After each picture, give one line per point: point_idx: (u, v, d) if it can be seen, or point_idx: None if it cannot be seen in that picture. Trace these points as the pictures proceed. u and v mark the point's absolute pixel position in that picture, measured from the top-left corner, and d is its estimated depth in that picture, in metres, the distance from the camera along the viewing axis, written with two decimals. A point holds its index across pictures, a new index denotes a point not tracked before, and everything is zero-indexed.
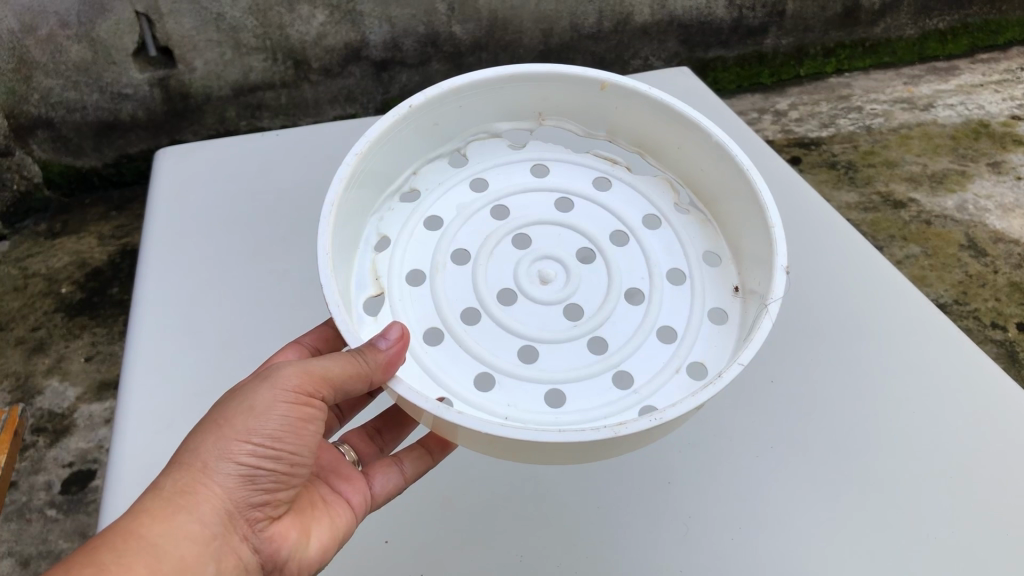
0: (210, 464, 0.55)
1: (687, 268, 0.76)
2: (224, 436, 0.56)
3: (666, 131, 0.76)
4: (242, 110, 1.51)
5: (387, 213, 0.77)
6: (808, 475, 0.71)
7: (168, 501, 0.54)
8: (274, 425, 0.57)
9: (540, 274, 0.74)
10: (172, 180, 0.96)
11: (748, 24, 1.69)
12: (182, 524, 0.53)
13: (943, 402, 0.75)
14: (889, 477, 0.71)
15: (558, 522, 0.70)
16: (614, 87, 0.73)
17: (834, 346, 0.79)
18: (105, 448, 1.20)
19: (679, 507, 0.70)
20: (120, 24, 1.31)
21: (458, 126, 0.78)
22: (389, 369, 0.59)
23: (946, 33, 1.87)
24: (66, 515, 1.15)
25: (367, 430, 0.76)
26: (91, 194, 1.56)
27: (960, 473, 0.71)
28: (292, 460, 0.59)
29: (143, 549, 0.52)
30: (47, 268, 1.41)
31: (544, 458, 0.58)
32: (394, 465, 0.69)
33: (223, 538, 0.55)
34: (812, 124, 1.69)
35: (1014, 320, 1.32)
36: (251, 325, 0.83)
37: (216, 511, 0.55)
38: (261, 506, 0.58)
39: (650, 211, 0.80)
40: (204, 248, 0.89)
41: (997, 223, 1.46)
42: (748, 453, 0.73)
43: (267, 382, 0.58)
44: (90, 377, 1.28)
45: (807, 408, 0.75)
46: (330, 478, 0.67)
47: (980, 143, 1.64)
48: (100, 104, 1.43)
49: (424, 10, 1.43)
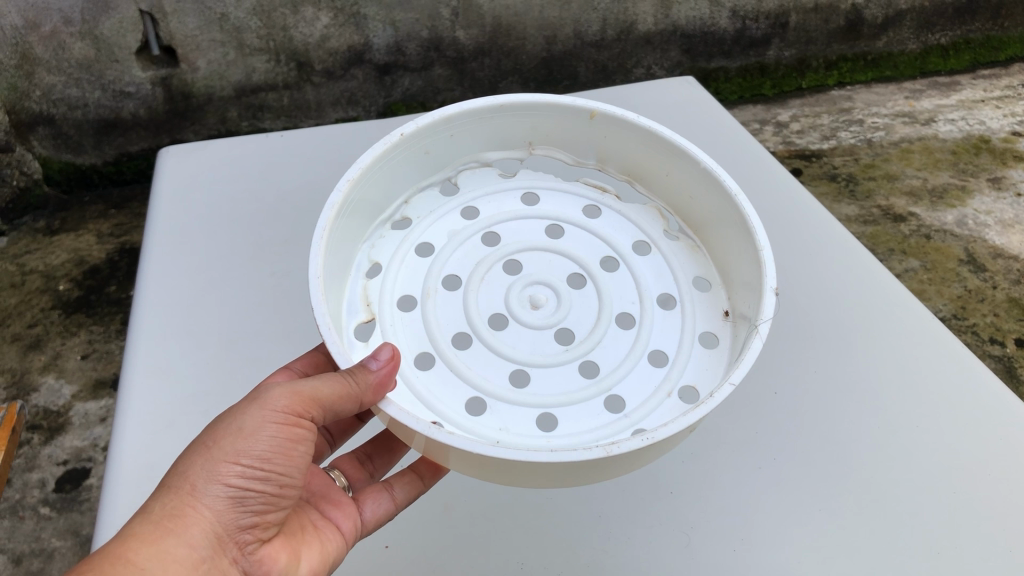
0: (199, 486, 0.55)
1: (678, 293, 0.75)
2: (213, 457, 0.55)
3: (655, 157, 0.76)
4: (244, 111, 1.51)
5: (379, 240, 0.76)
6: (806, 492, 0.71)
7: (157, 525, 0.53)
8: (263, 446, 0.56)
9: (531, 299, 0.73)
10: (173, 182, 0.97)
11: (750, 35, 1.70)
12: (171, 547, 0.52)
13: (942, 421, 0.74)
14: (890, 496, 0.70)
15: (557, 534, 0.69)
16: (603, 116, 0.74)
17: (828, 365, 0.79)
18: (100, 447, 1.19)
19: (680, 521, 0.70)
20: (123, 22, 1.32)
21: (449, 154, 0.78)
22: (381, 390, 0.58)
23: (947, 48, 1.88)
24: (60, 513, 1.14)
25: (358, 457, 0.75)
26: (90, 192, 1.56)
27: (960, 494, 0.70)
28: (282, 481, 0.58)
29: (130, 573, 0.50)
30: (44, 265, 1.41)
31: (536, 479, 0.57)
32: (385, 490, 0.68)
33: (213, 561, 0.54)
34: (813, 136, 1.69)
35: (1012, 336, 1.32)
36: (249, 327, 0.82)
37: (205, 533, 0.54)
38: (251, 529, 0.57)
39: (639, 236, 0.79)
40: (204, 252, 0.89)
41: (996, 238, 1.46)
42: (748, 471, 0.72)
43: (255, 405, 0.58)
44: (86, 376, 1.27)
45: (803, 434, 0.74)
46: (318, 503, 0.66)
47: (980, 158, 1.64)
48: (101, 102, 1.42)
49: (428, 15, 1.43)
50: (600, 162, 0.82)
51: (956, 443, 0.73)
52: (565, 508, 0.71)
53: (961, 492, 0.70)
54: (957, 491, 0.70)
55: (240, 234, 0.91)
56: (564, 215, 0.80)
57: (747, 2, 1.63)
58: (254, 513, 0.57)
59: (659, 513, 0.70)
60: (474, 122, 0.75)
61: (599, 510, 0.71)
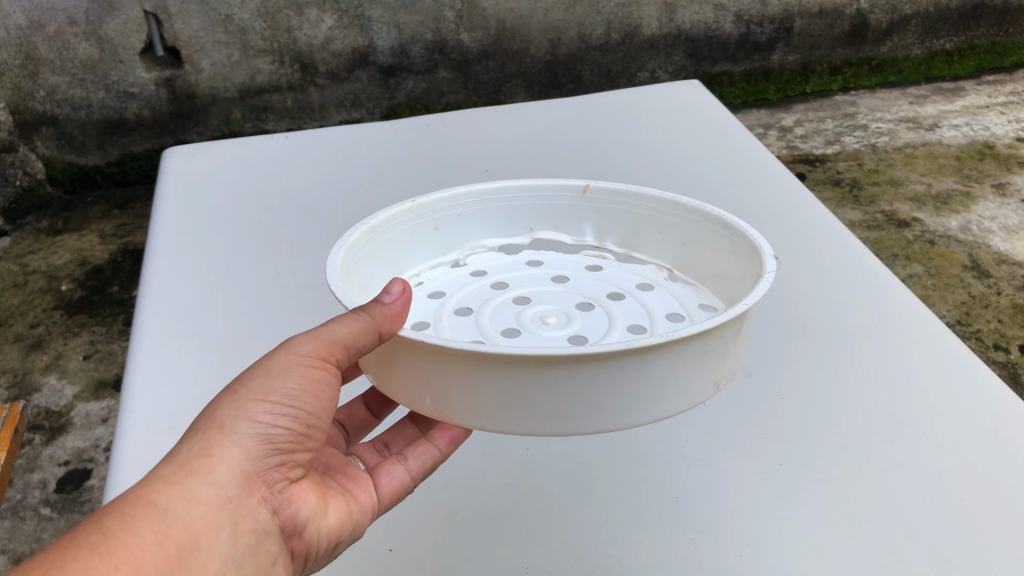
0: (227, 425, 0.45)
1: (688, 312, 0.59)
2: (244, 395, 0.46)
3: (655, 220, 0.63)
4: (248, 112, 1.51)
5: None
6: (821, 482, 0.63)
7: (181, 465, 0.43)
8: (298, 383, 0.47)
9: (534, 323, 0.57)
10: (175, 198, 0.97)
11: (755, 39, 1.72)
12: (198, 487, 0.43)
13: (955, 408, 0.70)
14: (911, 473, 0.64)
15: (557, 531, 0.61)
16: (610, 194, 0.64)
17: (825, 355, 0.75)
18: (101, 447, 1.12)
19: (683, 502, 0.63)
20: (127, 23, 1.36)
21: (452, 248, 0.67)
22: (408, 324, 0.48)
23: (952, 54, 1.89)
24: (61, 514, 1.04)
25: (375, 443, 0.60)
26: (94, 193, 1.55)
27: (987, 468, 0.64)
28: (315, 424, 0.48)
29: (152, 516, 0.41)
30: (47, 265, 1.41)
31: (561, 414, 0.44)
32: (398, 461, 0.56)
33: (243, 504, 0.44)
34: (818, 141, 1.70)
35: (1016, 343, 1.24)
36: (254, 314, 0.81)
37: (236, 472, 0.44)
38: (280, 475, 0.47)
39: (641, 278, 0.63)
40: (202, 233, 0.92)
41: (1001, 245, 1.42)
42: (757, 463, 0.65)
43: (280, 346, 0.48)
44: (88, 376, 1.22)
45: (809, 415, 0.69)
46: (329, 470, 0.55)
47: (985, 164, 1.62)
48: (105, 102, 1.44)
49: (432, 17, 1.46)
50: (600, 241, 0.67)
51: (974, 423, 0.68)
52: (555, 488, 0.64)
53: (984, 469, 0.64)
54: (984, 467, 0.65)
55: (240, 220, 0.93)
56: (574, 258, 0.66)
57: (750, 6, 1.66)
58: (284, 457, 0.47)
59: (659, 490, 0.64)
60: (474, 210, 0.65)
61: (595, 491, 0.64)
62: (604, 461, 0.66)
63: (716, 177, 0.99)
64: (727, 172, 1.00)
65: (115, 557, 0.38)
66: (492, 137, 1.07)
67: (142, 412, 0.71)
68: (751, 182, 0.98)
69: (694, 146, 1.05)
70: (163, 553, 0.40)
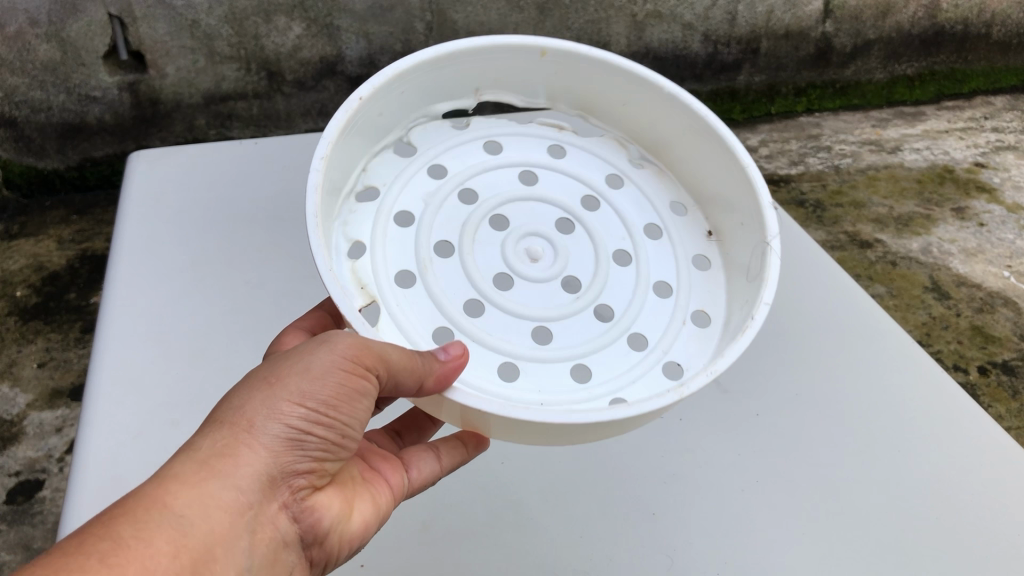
0: (259, 425, 0.51)
1: (674, 283, 0.73)
2: (276, 396, 0.52)
3: (630, 110, 0.78)
4: (212, 119, 1.50)
5: (349, 216, 0.69)
6: (781, 517, 0.70)
7: (207, 462, 0.49)
8: (331, 390, 0.53)
9: (527, 252, 0.72)
10: (138, 195, 0.96)
11: (722, 60, 1.73)
12: (216, 490, 0.48)
13: (912, 440, 0.76)
14: (862, 505, 0.71)
15: (537, 543, 0.67)
16: (592, 114, 0.81)
17: (790, 370, 0.80)
18: (55, 458, 1.11)
19: (659, 528, 0.68)
20: (91, 25, 1.32)
21: (397, 114, 0.73)
22: (445, 383, 0.56)
23: (914, 79, 1.92)
24: (11, 526, 1.06)
25: (390, 433, 0.73)
26: (52, 196, 1.52)
27: (936, 501, 0.72)
28: (341, 431, 0.54)
29: (170, 519, 0.46)
30: (2, 270, 1.37)
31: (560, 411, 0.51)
32: (431, 451, 0.67)
33: (261, 505, 0.50)
34: (782, 161, 1.71)
35: (975, 363, 1.29)
36: (230, 326, 0.82)
37: (257, 476, 0.50)
38: (303, 473, 0.53)
39: (653, 220, 0.77)
40: (168, 233, 0.91)
41: (960, 267, 1.45)
42: (725, 493, 0.71)
43: (322, 350, 0.54)
44: (43, 385, 1.19)
45: (795, 436, 0.75)
46: (367, 456, 0.64)
47: (945, 188, 1.65)
48: (66, 105, 1.41)
49: (402, 28, 1.44)
50: (551, 99, 0.80)
51: (918, 448, 0.75)
52: (534, 511, 0.69)
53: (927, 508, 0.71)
54: (932, 503, 0.72)
55: (206, 222, 0.92)
56: (574, 270, 0.72)
57: (719, 26, 1.66)
58: (310, 458, 0.53)
59: (631, 518, 0.69)
60: (430, 77, 0.71)
61: (571, 515, 0.69)
62: (586, 480, 0.71)
63: None
64: None
65: (126, 563, 0.42)
66: None
67: (119, 428, 0.74)
68: None
69: None
70: (179, 557, 0.45)
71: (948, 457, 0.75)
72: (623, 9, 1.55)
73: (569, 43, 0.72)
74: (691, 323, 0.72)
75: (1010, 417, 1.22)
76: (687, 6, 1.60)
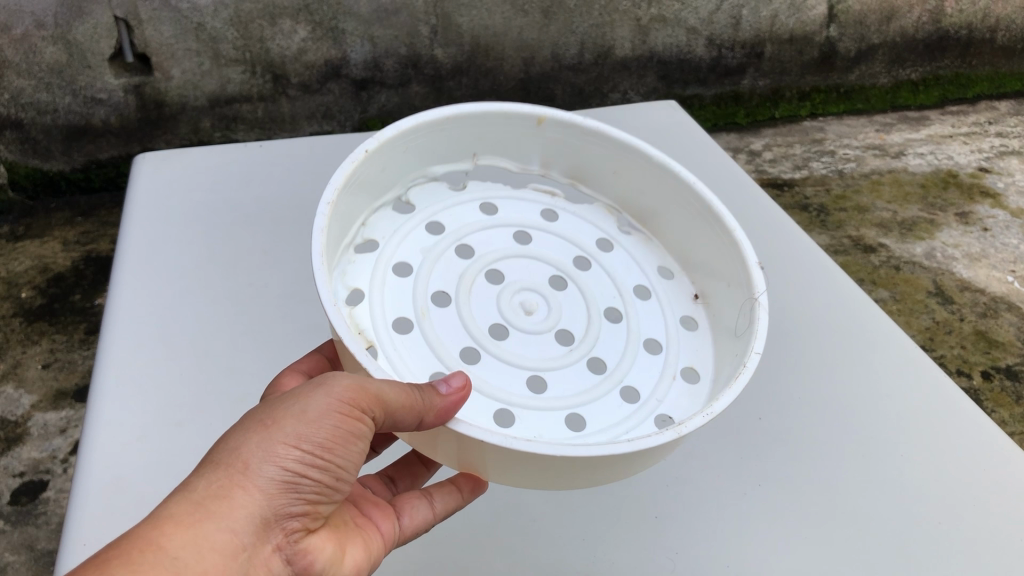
0: (253, 466, 0.47)
1: (664, 341, 0.69)
2: (271, 437, 0.48)
3: (621, 178, 0.77)
4: (217, 122, 1.50)
5: (348, 265, 0.66)
6: (785, 512, 0.70)
7: (198, 505, 0.46)
8: (328, 432, 0.50)
9: (523, 305, 0.68)
10: (144, 195, 0.96)
11: (726, 64, 1.73)
12: (209, 534, 0.45)
13: (915, 442, 0.76)
14: (867, 504, 0.71)
15: (538, 535, 0.67)
16: (582, 183, 0.80)
17: (794, 371, 0.82)
18: (59, 459, 1.11)
19: (662, 527, 0.69)
20: (97, 28, 1.32)
21: (403, 166, 0.71)
22: (446, 418, 0.52)
23: (917, 84, 1.93)
24: (14, 528, 1.04)
25: (382, 477, 0.69)
26: (58, 198, 1.53)
27: (938, 499, 0.72)
28: (338, 473, 0.51)
29: (161, 563, 0.43)
30: (8, 270, 1.38)
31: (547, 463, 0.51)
32: (423, 497, 0.62)
33: (255, 550, 0.46)
34: (786, 165, 1.71)
35: (978, 368, 1.28)
36: (235, 326, 0.82)
37: (251, 519, 0.46)
38: (299, 517, 0.49)
39: (642, 281, 0.75)
40: (173, 234, 0.91)
41: (963, 272, 1.45)
42: (726, 489, 0.71)
43: (320, 389, 0.51)
44: (48, 386, 1.19)
45: (802, 435, 0.76)
46: (357, 503, 0.60)
47: (949, 193, 1.65)
48: (72, 107, 1.42)
49: (407, 32, 1.45)
50: (544, 167, 0.79)
51: (921, 449, 0.76)
52: (536, 504, 0.69)
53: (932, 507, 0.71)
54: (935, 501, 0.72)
55: (211, 225, 0.93)
56: (569, 322, 0.69)
57: (723, 31, 1.66)
58: (306, 502, 0.49)
59: (636, 509, 0.70)
60: (429, 139, 0.70)
61: (574, 509, 0.70)
62: None
63: None
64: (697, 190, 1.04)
65: None
66: None
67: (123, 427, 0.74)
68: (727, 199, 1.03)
69: None
70: None
71: (944, 461, 0.75)
72: (628, 13, 1.56)
73: (562, 114, 0.72)
74: (683, 378, 0.67)
75: (1014, 422, 1.21)
76: (692, 10, 1.60)
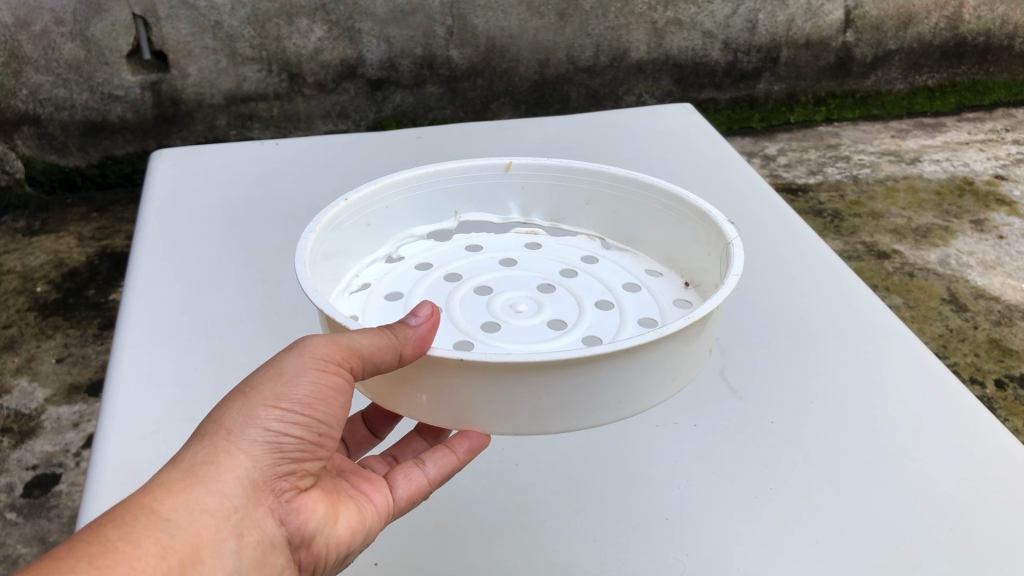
0: (236, 431, 0.47)
1: (659, 320, 0.64)
2: (252, 402, 0.47)
3: (595, 210, 0.74)
4: (233, 120, 1.50)
5: (343, 302, 0.65)
6: (801, 509, 0.67)
7: (187, 471, 0.45)
8: (308, 390, 0.48)
9: (510, 305, 0.64)
10: (159, 200, 0.97)
11: (741, 68, 1.73)
12: (200, 497, 0.45)
13: (933, 445, 0.74)
14: (884, 499, 0.68)
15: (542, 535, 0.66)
16: (563, 223, 0.76)
17: (804, 375, 0.81)
18: (72, 452, 1.09)
19: (673, 526, 0.67)
20: (116, 25, 1.35)
21: (388, 218, 0.70)
22: (426, 349, 0.48)
23: (934, 90, 1.92)
24: (27, 519, 1.02)
25: (385, 456, 0.65)
26: (73, 194, 1.53)
27: (959, 493, 0.69)
28: (320, 430, 0.50)
29: (154, 524, 0.43)
30: (24, 265, 1.38)
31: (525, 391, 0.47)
32: (416, 465, 0.58)
33: (247, 511, 0.46)
34: (800, 171, 1.71)
35: (992, 376, 1.24)
36: (250, 315, 0.83)
37: (240, 480, 0.46)
38: (286, 475, 0.49)
39: (632, 279, 0.70)
40: (189, 233, 0.92)
41: (978, 279, 1.43)
42: (740, 492, 0.69)
43: (293, 350, 0.49)
44: (60, 380, 1.20)
45: (801, 432, 0.75)
46: (346, 476, 0.57)
47: (964, 201, 1.63)
48: (89, 103, 1.43)
49: (423, 32, 1.46)
50: (527, 216, 0.76)
51: (938, 449, 0.73)
52: (542, 507, 0.68)
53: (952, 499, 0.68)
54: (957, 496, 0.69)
55: (226, 223, 0.94)
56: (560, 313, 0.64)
57: (739, 35, 1.67)
58: (293, 461, 0.49)
59: (650, 510, 0.68)
60: (410, 191, 0.70)
61: (584, 513, 0.68)
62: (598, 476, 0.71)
63: (703, 194, 1.04)
64: (712, 194, 1.04)
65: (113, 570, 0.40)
66: (470, 146, 1.10)
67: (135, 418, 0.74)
68: (744, 207, 1.03)
69: (678, 169, 1.09)
70: (166, 564, 0.42)
71: (945, 448, 0.73)
72: (644, 16, 1.57)
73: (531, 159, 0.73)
74: None
75: None
76: (708, 14, 1.62)
